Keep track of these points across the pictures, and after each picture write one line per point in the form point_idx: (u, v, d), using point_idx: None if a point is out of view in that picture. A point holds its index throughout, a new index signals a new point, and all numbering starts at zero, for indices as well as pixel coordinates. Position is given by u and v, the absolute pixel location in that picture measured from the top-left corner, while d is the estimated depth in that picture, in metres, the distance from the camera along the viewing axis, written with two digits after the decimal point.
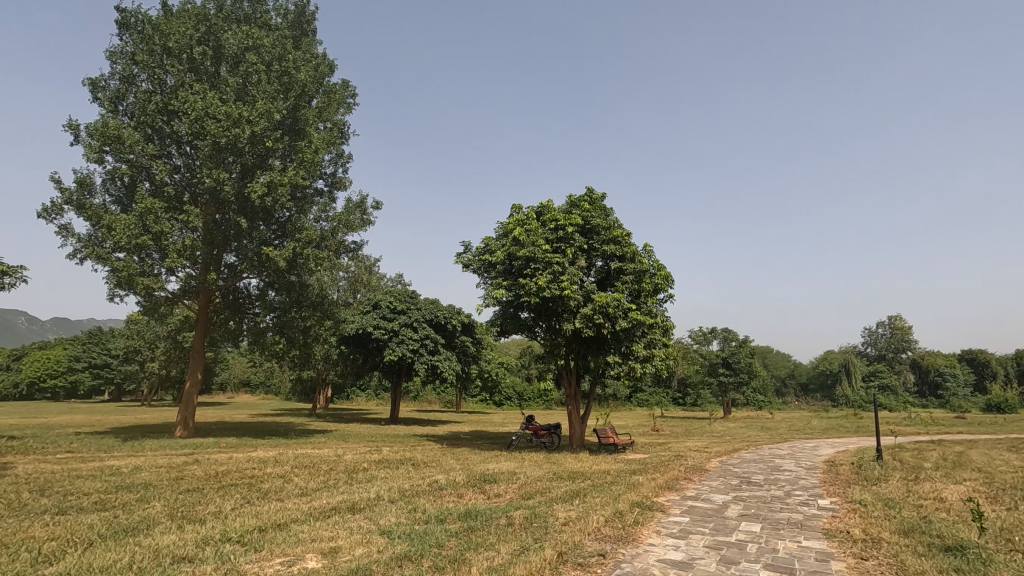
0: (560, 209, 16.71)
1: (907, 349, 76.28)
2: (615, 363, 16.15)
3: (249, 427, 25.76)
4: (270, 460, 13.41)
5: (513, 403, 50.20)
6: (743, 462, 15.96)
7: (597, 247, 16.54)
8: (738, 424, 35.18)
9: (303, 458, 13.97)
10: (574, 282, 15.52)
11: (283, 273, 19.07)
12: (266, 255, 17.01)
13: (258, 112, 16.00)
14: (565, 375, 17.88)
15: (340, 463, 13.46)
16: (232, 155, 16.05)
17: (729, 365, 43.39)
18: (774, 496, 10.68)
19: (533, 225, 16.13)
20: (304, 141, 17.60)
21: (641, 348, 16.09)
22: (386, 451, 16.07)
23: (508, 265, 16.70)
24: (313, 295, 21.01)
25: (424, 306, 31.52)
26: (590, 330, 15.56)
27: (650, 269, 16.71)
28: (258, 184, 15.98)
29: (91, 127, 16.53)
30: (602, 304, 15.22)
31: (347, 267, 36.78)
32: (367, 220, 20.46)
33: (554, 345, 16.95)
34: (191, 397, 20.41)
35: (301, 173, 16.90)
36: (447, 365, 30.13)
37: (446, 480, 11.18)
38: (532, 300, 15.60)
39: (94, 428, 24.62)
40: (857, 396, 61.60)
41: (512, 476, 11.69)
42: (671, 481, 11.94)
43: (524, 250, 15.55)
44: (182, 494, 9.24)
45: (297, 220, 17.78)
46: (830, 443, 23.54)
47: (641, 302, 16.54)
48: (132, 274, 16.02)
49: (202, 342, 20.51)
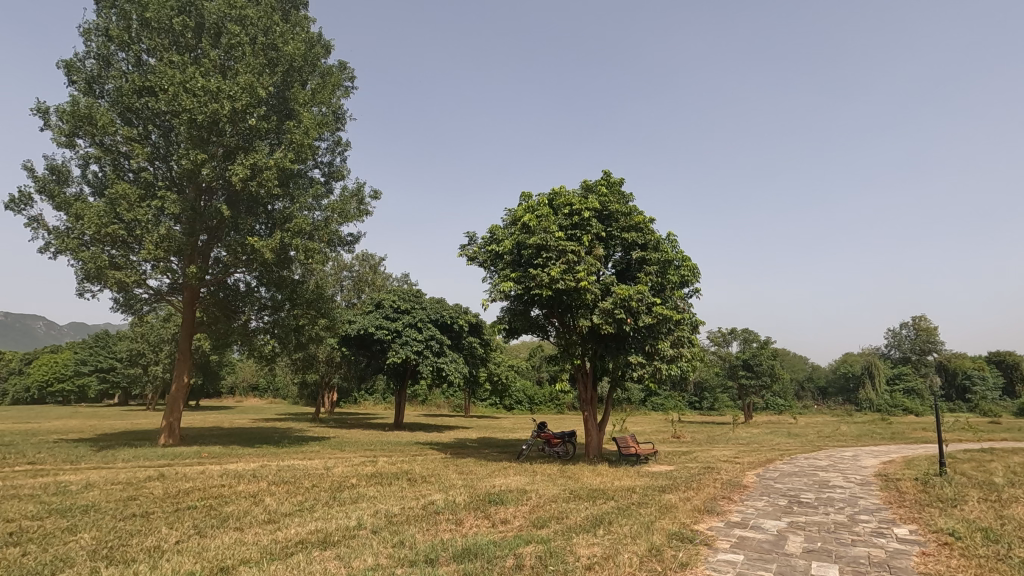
0: (575, 193, 15.03)
1: (932, 351, 73.41)
2: (639, 365, 14.39)
3: (243, 432, 24.26)
4: (249, 474, 11.79)
5: (523, 407, 48.41)
6: (784, 476, 14.11)
7: (617, 234, 14.87)
8: (762, 430, 33.18)
9: (287, 473, 12.35)
10: (590, 273, 13.88)
11: (274, 268, 17.54)
12: (251, 246, 15.43)
13: (240, 87, 14.44)
14: (581, 378, 16.29)
15: (327, 477, 11.83)
16: (212, 136, 14.52)
17: (749, 367, 41.42)
18: (839, 523, 8.85)
19: (544, 211, 14.41)
20: (294, 122, 16.03)
21: (668, 347, 14.37)
22: (383, 463, 14.39)
23: (516, 256, 15.03)
24: (307, 292, 19.49)
25: (429, 305, 29.96)
26: (610, 327, 13.89)
27: (676, 259, 14.98)
28: (240, 167, 14.47)
29: (61, 109, 15.20)
30: (623, 298, 13.58)
31: (350, 266, 35.48)
32: (365, 210, 18.85)
33: (568, 344, 15.25)
34: (177, 402, 18.92)
35: (289, 156, 15.32)
36: (453, 366, 28.59)
37: (444, 501, 9.49)
38: (544, 294, 13.94)
39: (80, 433, 23.33)
40: (882, 400, 59.18)
41: (522, 496, 9.94)
42: (709, 501, 10.17)
43: (535, 238, 13.89)
44: (123, 522, 7.63)
45: (287, 208, 16.17)
46: (870, 451, 21.54)
47: (666, 296, 14.82)
48: (102, 267, 14.60)
49: (189, 343, 19.06)
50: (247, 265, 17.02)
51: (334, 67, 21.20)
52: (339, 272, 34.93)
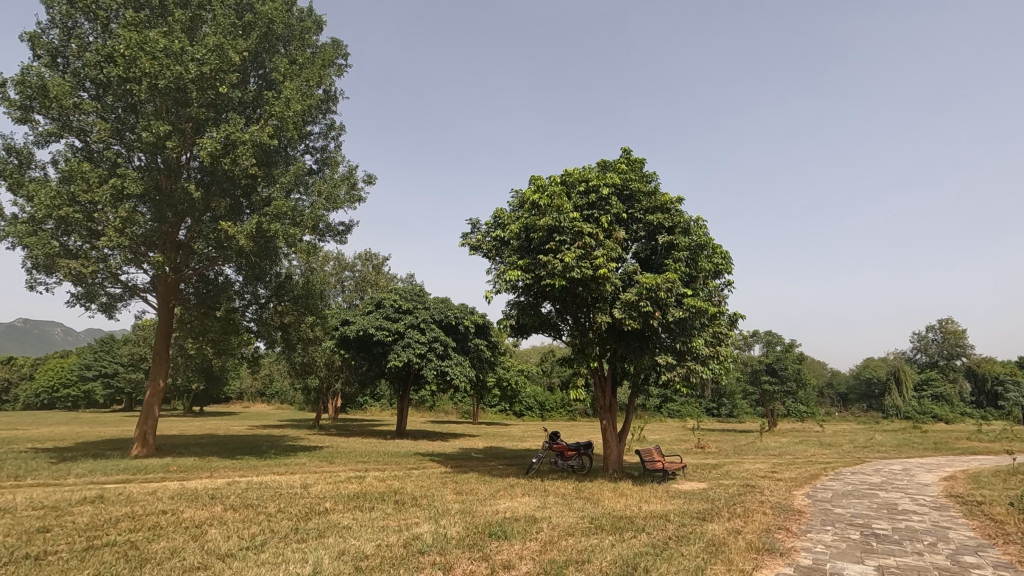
0: (592, 169, 13.12)
1: (961, 354, 70.05)
2: (668, 366, 12.42)
3: (232, 442, 22.48)
4: (207, 495, 9.93)
5: (534, 413, 46.51)
6: (840, 498, 12.00)
7: (639, 217, 13.00)
8: (792, 439, 30.82)
9: (255, 493, 10.48)
10: (610, 260, 11.99)
11: (257, 260, 15.79)
12: (223, 232, 13.63)
13: (208, 49, 12.73)
14: (598, 383, 14.34)
15: (300, 499, 9.95)
16: (178, 106, 12.80)
17: (773, 372, 39.20)
18: (943, 569, 6.76)
19: (557, 189, 12.49)
20: (273, 94, 14.35)
21: (703, 345, 12.41)
22: (371, 480, 12.48)
23: (524, 242, 13.12)
24: (296, 286, 17.93)
25: (433, 306, 28.11)
26: (635, 323, 12.00)
27: (710, 243, 13.02)
28: (209, 140, 12.75)
29: (14, 79, 13.57)
30: (650, 288, 11.67)
31: (353, 266, 33.84)
32: (357, 196, 17.06)
33: (585, 344, 13.32)
34: (151, 409, 17.17)
35: (268, 131, 13.60)
36: (458, 370, 26.75)
37: (434, 534, 7.57)
38: (557, 284, 12.02)
39: (56, 442, 21.61)
40: (908, 407, 56.65)
41: (530, 528, 7.96)
42: (766, 535, 8.15)
43: (546, 219, 11.97)
44: (3, 569, 5.80)
45: (265, 190, 14.39)
46: (921, 465, 19.26)
47: (698, 286, 12.85)
48: (54, 255, 12.89)
49: (166, 344, 17.40)
50: (225, 257, 15.30)
51: (326, 45, 19.48)
52: (341, 273, 33.36)
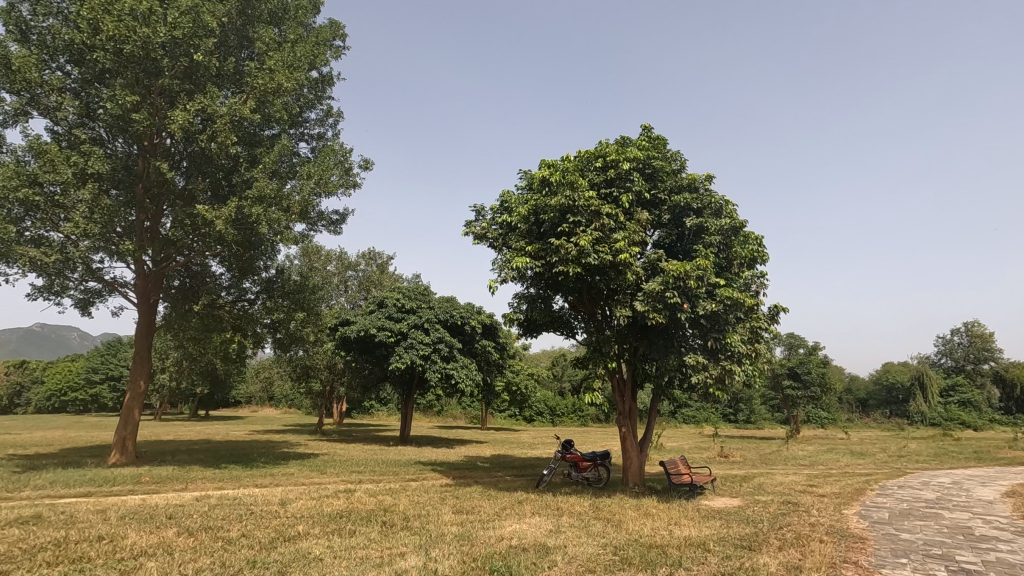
0: (610, 143, 11.62)
1: (989, 359, 67.31)
2: (698, 367, 10.86)
3: (224, 449, 21.18)
4: (165, 514, 8.52)
5: (544, 418, 44.99)
6: (900, 520, 10.31)
7: (663, 198, 11.49)
8: (819, 447, 28.98)
9: (223, 512, 9.05)
10: (631, 245, 10.53)
11: (242, 251, 14.50)
12: (200, 216, 12.36)
13: (180, 10, 11.47)
14: (615, 386, 12.86)
15: (272, 520, 8.49)
16: (149, 76, 11.64)
17: (796, 376, 37.29)
18: None
19: (571, 165, 11.02)
20: (258, 67, 13.16)
21: (740, 343, 10.84)
22: (360, 494, 11.03)
23: (533, 227, 11.59)
24: (286, 282, 16.87)
25: (438, 305, 26.62)
26: (661, 317, 10.48)
27: (745, 226, 11.49)
28: (181, 112, 11.50)
29: None
30: (678, 275, 10.19)
31: (357, 266, 32.63)
32: (351, 182, 15.85)
33: (602, 342, 11.81)
34: (131, 412, 15.89)
35: (249, 105, 12.37)
36: (463, 373, 25.25)
37: (422, 571, 6.10)
38: (571, 273, 10.48)
39: (37, 448, 20.39)
40: (935, 414, 54.46)
41: (541, 563, 6.45)
42: (832, 573, 6.59)
43: (559, 197, 10.46)
44: None
45: (246, 171, 13.08)
46: (972, 478, 17.44)
47: (732, 276, 11.30)
48: (10, 240, 11.64)
49: (148, 342, 16.16)
50: (206, 245, 14.05)
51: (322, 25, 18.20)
52: (343, 272, 32.13)
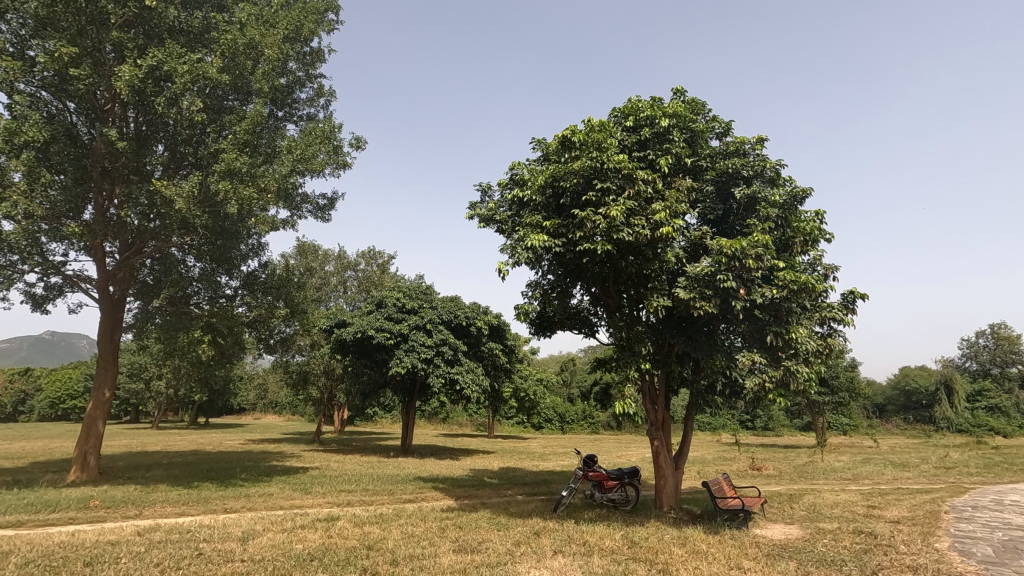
0: (642, 99, 9.75)
1: (1016, 362, 64.62)
2: (754, 368, 8.86)
3: (206, 462, 19.31)
4: (82, 559, 6.61)
5: (554, 426, 42.97)
6: (1012, 557, 8.23)
7: (707, 165, 9.58)
8: (854, 458, 26.74)
9: (162, 552, 7.13)
10: (672, 218, 8.60)
11: (216, 238, 12.69)
12: (158, 192, 10.61)
13: None
14: (646, 394, 10.81)
15: (220, 566, 6.57)
16: (95, 26, 10.03)
17: (823, 381, 35.01)
18: None
19: (598, 124, 9.14)
20: (228, 24, 11.49)
21: (806, 339, 8.87)
22: (343, 523, 9.11)
23: (551, 201, 9.65)
24: (269, 276, 15.20)
25: (441, 304, 24.76)
26: (710, 306, 8.51)
27: (804, 197, 9.56)
28: (130, 66, 9.84)
29: None
30: (733, 254, 8.25)
31: (357, 266, 30.83)
32: (341, 162, 14.03)
33: (633, 339, 9.79)
34: (95, 423, 14.05)
35: (216, 64, 10.70)
36: (468, 378, 23.29)
37: None
38: (599, 252, 8.54)
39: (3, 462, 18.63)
40: (962, 420, 52.15)
41: None
42: None
43: (583, 161, 8.56)
44: None
45: (212, 141, 11.31)
46: None
47: (792, 257, 9.33)
48: None
49: (114, 345, 14.31)
50: (172, 231, 12.22)
51: None
52: (342, 272, 30.32)
